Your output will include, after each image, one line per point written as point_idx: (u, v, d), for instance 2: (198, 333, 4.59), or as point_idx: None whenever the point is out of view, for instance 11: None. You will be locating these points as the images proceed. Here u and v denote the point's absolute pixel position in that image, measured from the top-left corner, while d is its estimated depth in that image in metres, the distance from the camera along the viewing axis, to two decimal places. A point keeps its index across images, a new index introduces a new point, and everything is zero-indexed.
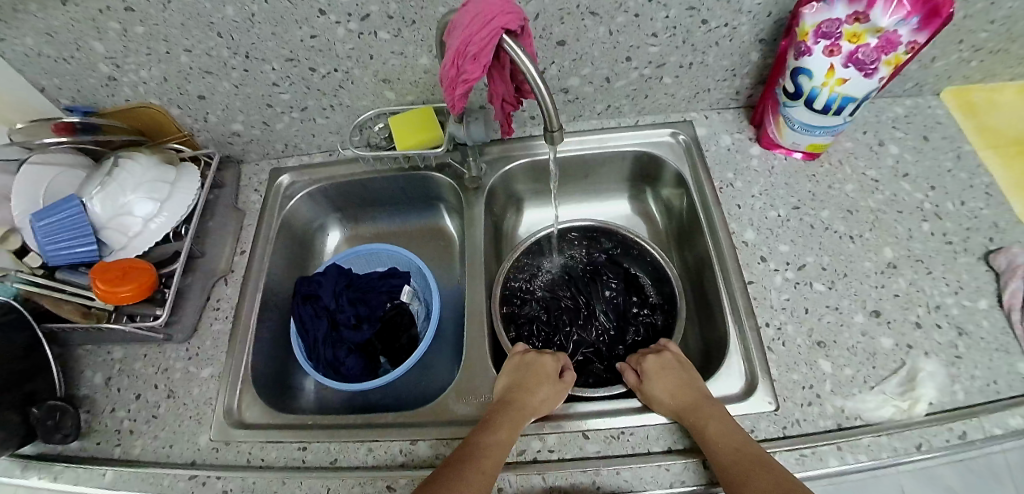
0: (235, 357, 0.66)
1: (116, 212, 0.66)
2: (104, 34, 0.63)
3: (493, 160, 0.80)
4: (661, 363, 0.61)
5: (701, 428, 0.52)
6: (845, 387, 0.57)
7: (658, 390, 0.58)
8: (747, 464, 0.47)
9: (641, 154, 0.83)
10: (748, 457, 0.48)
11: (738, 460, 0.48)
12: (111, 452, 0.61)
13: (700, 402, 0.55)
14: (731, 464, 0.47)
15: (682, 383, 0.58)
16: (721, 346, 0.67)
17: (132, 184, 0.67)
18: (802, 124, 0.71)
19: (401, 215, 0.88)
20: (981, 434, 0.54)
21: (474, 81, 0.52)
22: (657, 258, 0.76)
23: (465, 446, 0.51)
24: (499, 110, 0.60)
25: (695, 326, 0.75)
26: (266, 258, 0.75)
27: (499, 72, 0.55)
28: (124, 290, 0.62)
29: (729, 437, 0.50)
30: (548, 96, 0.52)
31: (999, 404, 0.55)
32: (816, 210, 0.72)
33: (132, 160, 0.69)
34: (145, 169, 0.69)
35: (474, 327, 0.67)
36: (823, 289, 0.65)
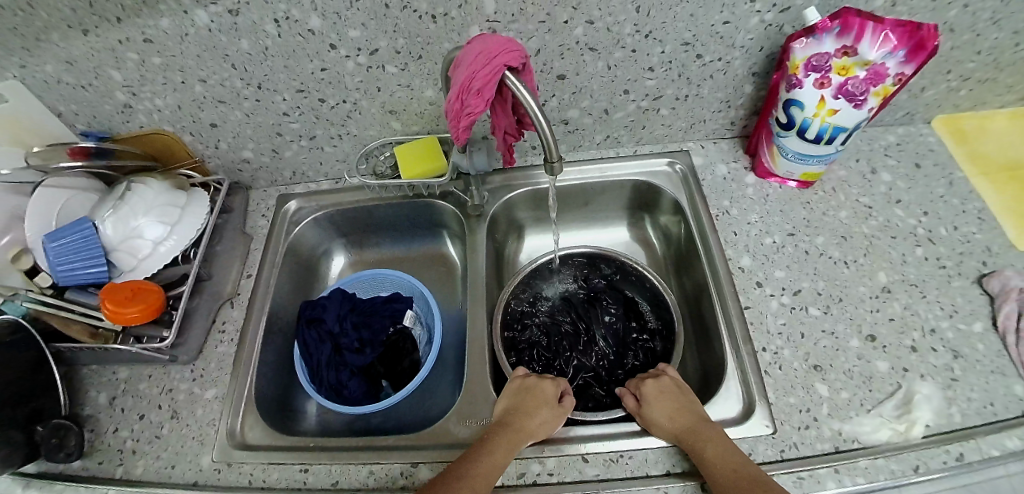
0: (239, 377, 0.67)
1: (127, 234, 0.68)
2: (122, 63, 0.67)
3: (495, 189, 0.82)
4: (660, 387, 0.62)
5: (700, 451, 0.53)
6: (843, 410, 0.58)
7: (657, 414, 0.58)
8: (744, 486, 0.48)
9: (639, 183, 0.85)
10: (746, 479, 0.49)
11: (736, 483, 0.48)
12: (113, 472, 0.62)
13: (698, 426, 0.55)
14: (729, 486, 0.48)
15: (680, 407, 0.58)
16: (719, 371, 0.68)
17: (144, 208, 0.69)
18: (795, 153, 0.73)
19: (405, 240, 0.90)
20: (978, 456, 0.54)
21: (477, 114, 0.54)
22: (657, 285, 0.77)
23: (458, 464, 0.52)
24: (501, 141, 0.63)
25: (694, 352, 0.76)
26: (271, 282, 0.76)
27: (501, 105, 0.58)
28: (132, 312, 0.63)
29: (726, 459, 0.51)
30: (548, 129, 0.55)
31: (996, 425, 0.56)
32: (811, 237, 0.74)
33: (144, 185, 0.71)
34: (157, 193, 0.71)
35: (475, 351, 0.68)
36: (818, 313, 0.66)
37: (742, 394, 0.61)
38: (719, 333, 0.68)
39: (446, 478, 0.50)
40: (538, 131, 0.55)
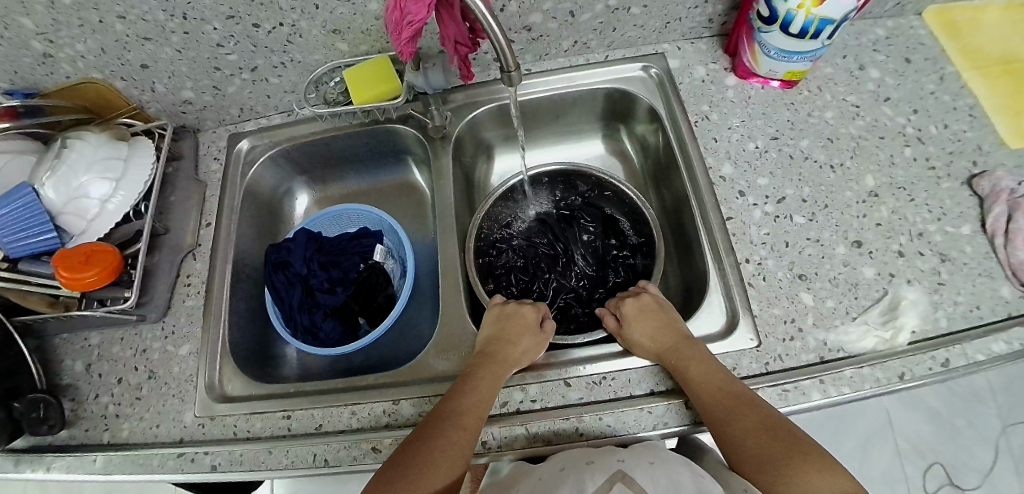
0: (211, 332, 0.65)
1: (70, 196, 0.62)
2: (31, 8, 0.57)
3: (460, 107, 0.77)
4: (641, 308, 0.61)
5: (683, 369, 0.52)
6: (828, 320, 0.57)
7: (639, 335, 0.57)
8: (731, 405, 0.48)
9: (612, 91, 0.79)
10: (731, 396, 0.48)
11: (722, 401, 0.48)
12: (101, 437, 0.61)
13: (679, 345, 0.55)
14: (715, 404, 0.48)
15: (661, 327, 0.57)
16: (701, 284, 0.66)
17: (84, 165, 0.63)
18: (778, 51, 0.67)
19: (368, 172, 0.85)
20: (964, 361, 0.54)
21: (420, 23, 0.48)
22: (633, 196, 0.74)
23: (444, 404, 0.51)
24: (454, 54, 0.56)
25: (675, 264, 0.75)
26: (233, 228, 0.72)
27: (448, 12, 0.51)
28: (89, 276, 0.59)
29: (710, 377, 0.51)
30: (502, 36, 0.49)
31: (982, 330, 0.56)
32: (795, 140, 0.70)
33: (80, 140, 0.65)
34: (95, 148, 0.65)
35: (450, 285, 0.65)
36: (803, 222, 0.64)
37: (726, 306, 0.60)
38: (700, 247, 0.66)
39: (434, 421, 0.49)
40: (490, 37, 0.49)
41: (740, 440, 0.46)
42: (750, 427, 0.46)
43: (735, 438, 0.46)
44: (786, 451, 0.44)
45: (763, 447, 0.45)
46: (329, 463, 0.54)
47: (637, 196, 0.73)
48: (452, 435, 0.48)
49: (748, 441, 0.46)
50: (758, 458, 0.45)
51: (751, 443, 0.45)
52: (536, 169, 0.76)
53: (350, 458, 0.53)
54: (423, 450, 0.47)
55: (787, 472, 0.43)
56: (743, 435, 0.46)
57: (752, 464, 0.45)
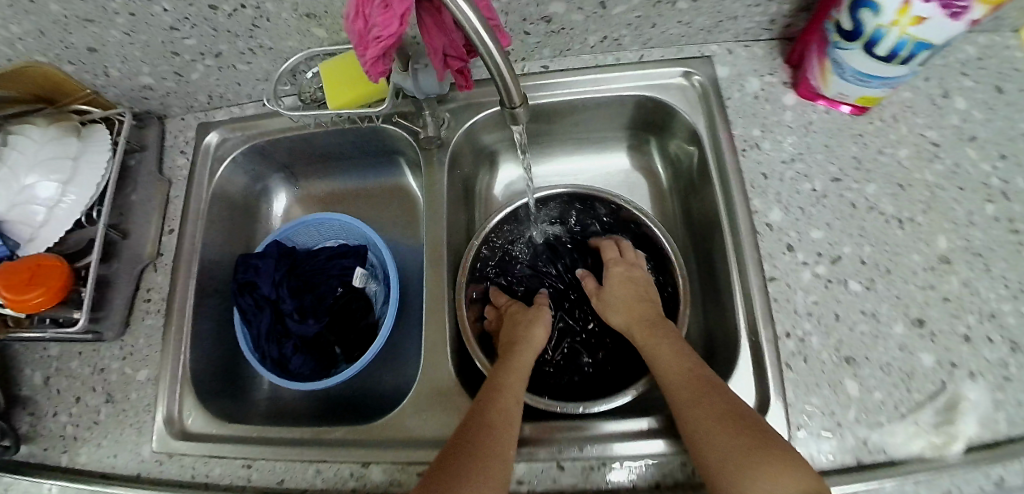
0: (170, 356, 0.58)
1: (15, 201, 0.55)
2: None
3: (461, 107, 0.65)
4: (625, 276, 0.62)
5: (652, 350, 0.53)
6: (874, 415, 0.49)
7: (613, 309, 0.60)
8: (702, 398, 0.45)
9: (643, 100, 0.67)
10: (700, 380, 0.47)
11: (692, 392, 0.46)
12: (59, 458, 0.55)
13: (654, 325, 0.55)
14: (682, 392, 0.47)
15: (635, 304, 0.59)
16: (727, 347, 0.58)
17: (26, 166, 0.55)
18: (856, 73, 0.54)
19: (358, 171, 0.75)
20: None
21: (389, 40, 0.38)
22: (654, 231, 0.64)
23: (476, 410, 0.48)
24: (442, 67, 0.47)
25: (699, 308, 0.66)
26: (199, 236, 0.64)
27: (434, 21, 0.42)
28: (34, 297, 0.52)
29: (680, 361, 0.50)
30: (503, 60, 0.37)
31: None
32: (861, 184, 0.58)
33: (21, 135, 0.56)
34: (39, 145, 0.56)
35: (434, 328, 0.58)
36: (858, 289, 0.54)
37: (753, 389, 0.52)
38: (733, 305, 0.57)
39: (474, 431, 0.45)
40: (485, 58, 0.37)
41: (704, 434, 0.43)
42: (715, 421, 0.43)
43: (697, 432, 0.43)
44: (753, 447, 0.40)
45: (730, 443, 0.41)
46: None
47: (660, 232, 0.63)
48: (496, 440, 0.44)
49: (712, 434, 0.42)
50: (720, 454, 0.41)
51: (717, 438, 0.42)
52: (544, 192, 0.66)
53: None
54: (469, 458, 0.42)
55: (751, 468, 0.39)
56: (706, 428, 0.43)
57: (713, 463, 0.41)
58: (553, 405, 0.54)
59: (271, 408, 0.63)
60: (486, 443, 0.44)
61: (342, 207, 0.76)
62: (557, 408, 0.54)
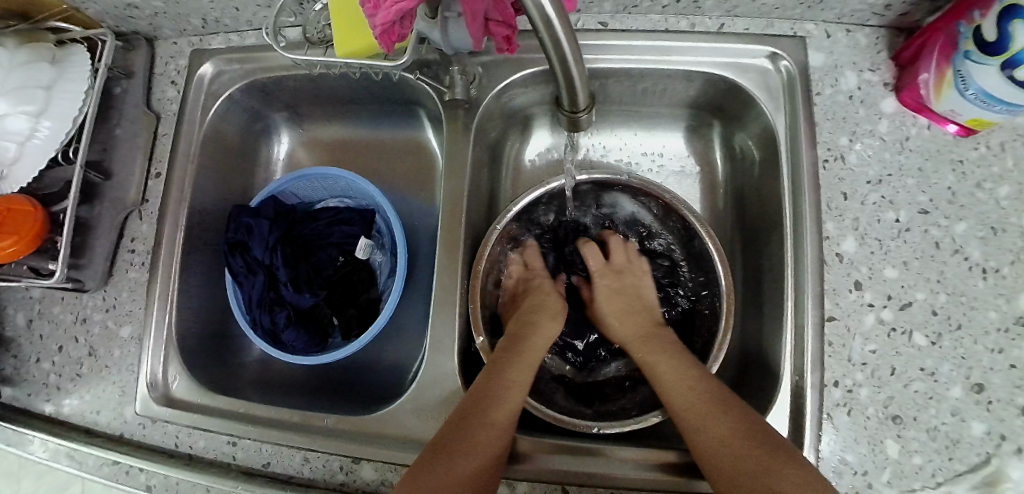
0: (152, 315, 0.54)
1: None
2: None
3: (496, 62, 0.53)
4: (622, 286, 0.60)
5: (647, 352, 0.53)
6: (906, 480, 0.45)
7: (612, 311, 0.59)
8: (706, 403, 0.44)
9: (716, 80, 0.56)
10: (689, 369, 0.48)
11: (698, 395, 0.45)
12: (42, 408, 0.56)
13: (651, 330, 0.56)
14: (682, 397, 0.46)
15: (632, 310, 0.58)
16: (770, 379, 0.52)
17: None
18: (981, 94, 0.44)
19: (373, 120, 0.66)
20: None
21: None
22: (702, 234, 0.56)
23: (492, 370, 0.47)
24: (477, 28, 0.37)
25: (739, 323, 0.60)
26: (187, 180, 0.57)
27: None
28: (7, 246, 0.47)
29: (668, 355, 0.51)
30: (565, 36, 0.26)
31: None
32: (950, 221, 0.50)
33: None
34: (7, 73, 0.50)
35: (440, 322, 0.51)
36: (922, 343, 0.47)
37: (788, 436, 0.47)
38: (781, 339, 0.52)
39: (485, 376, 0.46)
40: (534, 20, 0.25)
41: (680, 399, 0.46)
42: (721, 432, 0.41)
43: (703, 441, 0.42)
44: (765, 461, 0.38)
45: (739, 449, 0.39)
46: None
47: (711, 239, 0.55)
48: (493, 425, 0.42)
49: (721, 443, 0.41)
50: (730, 470, 0.39)
51: (723, 441, 0.41)
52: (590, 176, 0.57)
53: None
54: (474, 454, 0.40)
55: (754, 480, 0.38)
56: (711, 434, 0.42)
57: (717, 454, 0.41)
58: (558, 420, 0.49)
59: (262, 375, 0.61)
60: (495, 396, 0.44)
61: (353, 156, 0.68)
62: (566, 422, 0.49)
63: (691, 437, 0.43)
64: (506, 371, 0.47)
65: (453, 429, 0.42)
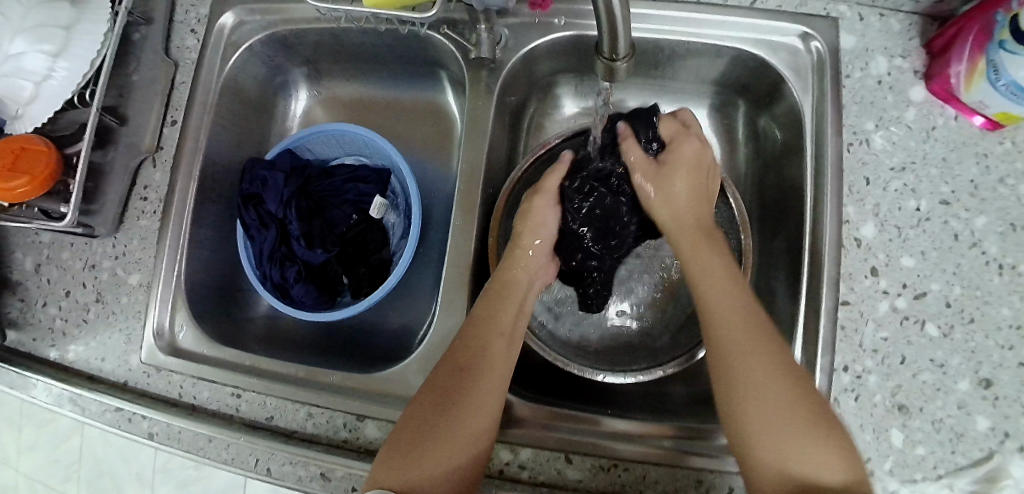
0: (161, 264, 0.54)
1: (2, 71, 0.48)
2: None
3: (523, 25, 0.52)
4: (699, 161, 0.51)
5: (695, 259, 0.46)
6: (908, 469, 0.45)
7: (678, 180, 0.51)
8: (754, 338, 0.40)
9: (745, 56, 0.56)
10: (753, 320, 0.41)
11: (750, 336, 0.40)
12: (48, 353, 0.56)
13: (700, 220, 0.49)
14: (746, 346, 0.40)
15: (695, 182, 0.51)
16: None
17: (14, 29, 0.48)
18: (1013, 86, 0.43)
19: (392, 79, 0.65)
20: None
21: None
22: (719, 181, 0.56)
23: (476, 328, 0.44)
24: None
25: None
26: (203, 129, 0.56)
27: None
28: (20, 185, 0.47)
29: (721, 290, 0.44)
30: None
31: None
32: (970, 214, 0.49)
33: None
34: (27, 9, 0.49)
35: (452, 282, 0.50)
36: (934, 334, 0.47)
37: None
38: (794, 321, 0.52)
39: (472, 356, 0.43)
40: None
41: (732, 324, 0.41)
42: (784, 405, 0.37)
43: (744, 381, 0.39)
44: (814, 427, 0.36)
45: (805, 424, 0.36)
46: (270, 474, 0.47)
47: (736, 199, 0.54)
48: (466, 414, 0.40)
49: (777, 404, 0.37)
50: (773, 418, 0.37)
51: (773, 409, 0.37)
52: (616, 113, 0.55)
53: (295, 476, 0.47)
54: (451, 427, 0.40)
55: (806, 453, 0.35)
56: (763, 392, 0.38)
57: (752, 405, 0.38)
58: (570, 369, 0.50)
59: (267, 330, 0.61)
60: (480, 381, 0.42)
61: (370, 116, 0.67)
62: (581, 372, 0.50)
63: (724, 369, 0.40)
64: (488, 332, 0.44)
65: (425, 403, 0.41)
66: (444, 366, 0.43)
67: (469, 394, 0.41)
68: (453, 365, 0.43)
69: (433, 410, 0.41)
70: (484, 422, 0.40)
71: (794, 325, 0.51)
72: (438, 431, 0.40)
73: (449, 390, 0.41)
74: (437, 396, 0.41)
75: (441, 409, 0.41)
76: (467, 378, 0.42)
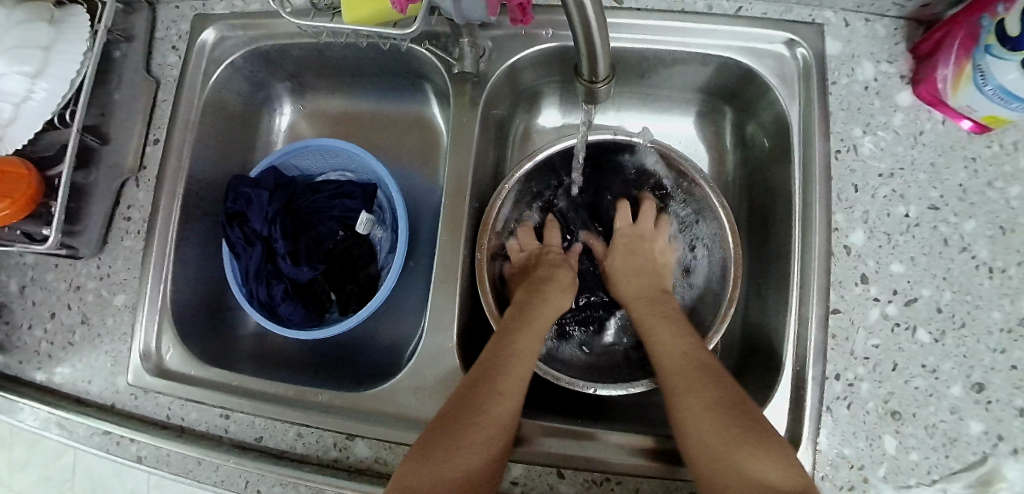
0: (146, 285, 0.53)
1: None
2: None
3: (507, 36, 0.52)
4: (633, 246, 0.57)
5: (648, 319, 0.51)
6: (902, 475, 0.45)
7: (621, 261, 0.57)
8: (694, 372, 0.43)
9: (732, 63, 0.55)
10: (698, 363, 0.44)
11: (688, 368, 0.44)
12: (34, 376, 0.55)
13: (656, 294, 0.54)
14: (676, 369, 0.44)
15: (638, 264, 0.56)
16: (772, 371, 0.52)
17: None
18: (1000, 90, 0.42)
19: (378, 92, 0.64)
20: None
21: None
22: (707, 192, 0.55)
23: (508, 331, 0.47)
24: None
25: (741, 312, 0.60)
26: (186, 147, 0.56)
27: None
28: (2, 209, 0.46)
29: (671, 339, 0.47)
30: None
31: None
32: (960, 218, 0.49)
33: None
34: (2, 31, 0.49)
35: (440, 298, 0.50)
36: (925, 340, 0.47)
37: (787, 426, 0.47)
38: (785, 329, 0.51)
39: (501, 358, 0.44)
40: None
41: (671, 369, 0.45)
42: (721, 431, 0.38)
43: (681, 420, 0.41)
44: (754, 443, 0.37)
45: (722, 432, 0.38)
46: None
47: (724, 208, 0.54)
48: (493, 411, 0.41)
49: (705, 430, 0.39)
50: (710, 441, 0.38)
51: (699, 419, 0.40)
52: (599, 136, 0.56)
53: None
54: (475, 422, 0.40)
55: (731, 454, 0.37)
56: (700, 424, 0.39)
57: (689, 431, 0.40)
58: (562, 382, 0.49)
59: (257, 348, 0.60)
60: (510, 382, 0.43)
61: (356, 129, 0.67)
62: (576, 388, 0.49)
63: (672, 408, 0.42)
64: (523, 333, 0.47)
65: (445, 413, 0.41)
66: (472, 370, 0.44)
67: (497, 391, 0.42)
68: (489, 360, 0.44)
69: (457, 411, 0.40)
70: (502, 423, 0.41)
71: (785, 333, 0.51)
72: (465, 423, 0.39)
73: (484, 382, 0.42)
74: (462, 396, 0.42)
75: (466, 409, 0.41)
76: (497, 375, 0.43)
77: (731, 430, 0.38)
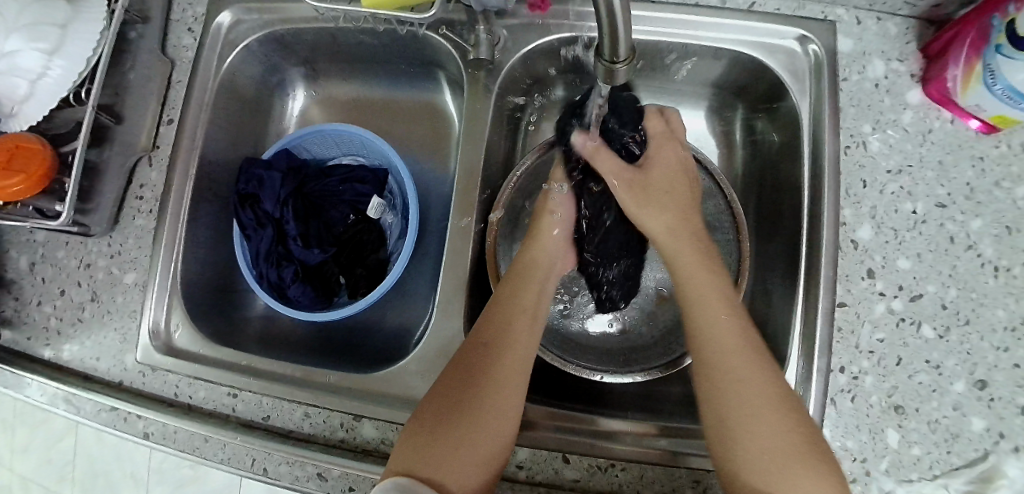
0: (157, 263, 0.54)
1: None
2: None
3: (522, 26, 0.52)
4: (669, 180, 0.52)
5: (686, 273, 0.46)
6: (903, 469, 0.45)
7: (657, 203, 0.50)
8: (745, 360, 0.40)
9: (743, 59, 0.56)
10: (747, 349, 0.41)
11: (737, 352, 0.40)
12: (42, 352, 0.56)
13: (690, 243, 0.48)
14: (721, 353, 0.41)
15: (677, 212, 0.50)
16: (777, 364, 0.52)
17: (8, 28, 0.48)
18: (1009, 90, 0.43)
19: (390, 80, 0.65)
20: None
21: None
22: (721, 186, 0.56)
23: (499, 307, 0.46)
24: None
25: (747, 306, 0.60)
26: (200, 128, 0.56)
27: None
28: (15, 185, 0.47)
29: (706, 308, 0.43)
30: None
31: None
32: (967, 217, 0.49)
33: None
34: (22, 7, 0.49)
35: (449, 282, 0.50)
36: (929, 336, 0.47)
37: None
38: (791, 322, 0.52)
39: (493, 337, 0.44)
40: None
41: (715, 348, 0.41)
42: (771, 435, 0.36)
43: (725, 415, 0.38)
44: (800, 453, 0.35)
45: (776, 432, 0.36)
46: (267, 473, 0.47)
47: (734, 201, 0.55)
48: (486, 398, 0.40)
49: (757, 433, 0.37)
50: (756, 442, 0.36)
51: (755, 418, 0.37)
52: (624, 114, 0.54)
53: (291, 476, 0.46)
54: (468, 407, 0.40)
55: (775, 467, 0.35)
56: (746, 425, 0.37)
57: (738, 423, 0.38)
58: (569, 369, 0.50)
59: (264, 330, 0.61)
60: (503, 366, 0.42)
61: (368, 116, 0.67)
62: (581, 374, 0.50)
63: (716, 399, 0.39)
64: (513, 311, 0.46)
65: (440, 396, 0.41)
66: (462, 352, 0.43)
67: (490, 375, 0.41)
68: (479, 339, 0.44)
69: (449, 398, 0.40)
70: (510, 391, 0.41)
71: (791, 327, 0.51)
72: (457, 413, 0.40)
73: (477, 366, 0.42)
74: (456, 385, 0.41)
75: (458, 395, 0.41)
76: (492, 356, 0.43)
77: (782, 434, 0.36)
